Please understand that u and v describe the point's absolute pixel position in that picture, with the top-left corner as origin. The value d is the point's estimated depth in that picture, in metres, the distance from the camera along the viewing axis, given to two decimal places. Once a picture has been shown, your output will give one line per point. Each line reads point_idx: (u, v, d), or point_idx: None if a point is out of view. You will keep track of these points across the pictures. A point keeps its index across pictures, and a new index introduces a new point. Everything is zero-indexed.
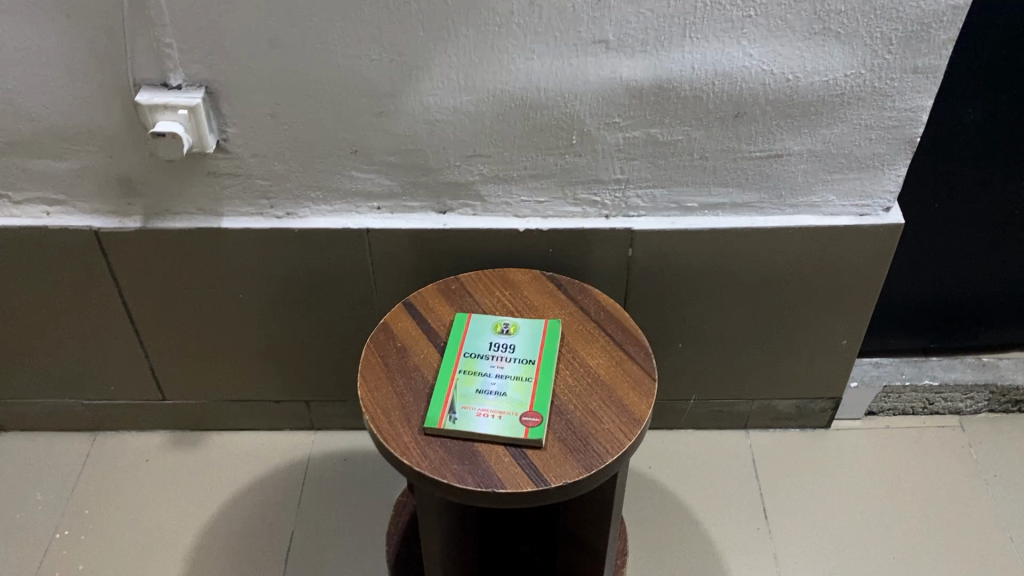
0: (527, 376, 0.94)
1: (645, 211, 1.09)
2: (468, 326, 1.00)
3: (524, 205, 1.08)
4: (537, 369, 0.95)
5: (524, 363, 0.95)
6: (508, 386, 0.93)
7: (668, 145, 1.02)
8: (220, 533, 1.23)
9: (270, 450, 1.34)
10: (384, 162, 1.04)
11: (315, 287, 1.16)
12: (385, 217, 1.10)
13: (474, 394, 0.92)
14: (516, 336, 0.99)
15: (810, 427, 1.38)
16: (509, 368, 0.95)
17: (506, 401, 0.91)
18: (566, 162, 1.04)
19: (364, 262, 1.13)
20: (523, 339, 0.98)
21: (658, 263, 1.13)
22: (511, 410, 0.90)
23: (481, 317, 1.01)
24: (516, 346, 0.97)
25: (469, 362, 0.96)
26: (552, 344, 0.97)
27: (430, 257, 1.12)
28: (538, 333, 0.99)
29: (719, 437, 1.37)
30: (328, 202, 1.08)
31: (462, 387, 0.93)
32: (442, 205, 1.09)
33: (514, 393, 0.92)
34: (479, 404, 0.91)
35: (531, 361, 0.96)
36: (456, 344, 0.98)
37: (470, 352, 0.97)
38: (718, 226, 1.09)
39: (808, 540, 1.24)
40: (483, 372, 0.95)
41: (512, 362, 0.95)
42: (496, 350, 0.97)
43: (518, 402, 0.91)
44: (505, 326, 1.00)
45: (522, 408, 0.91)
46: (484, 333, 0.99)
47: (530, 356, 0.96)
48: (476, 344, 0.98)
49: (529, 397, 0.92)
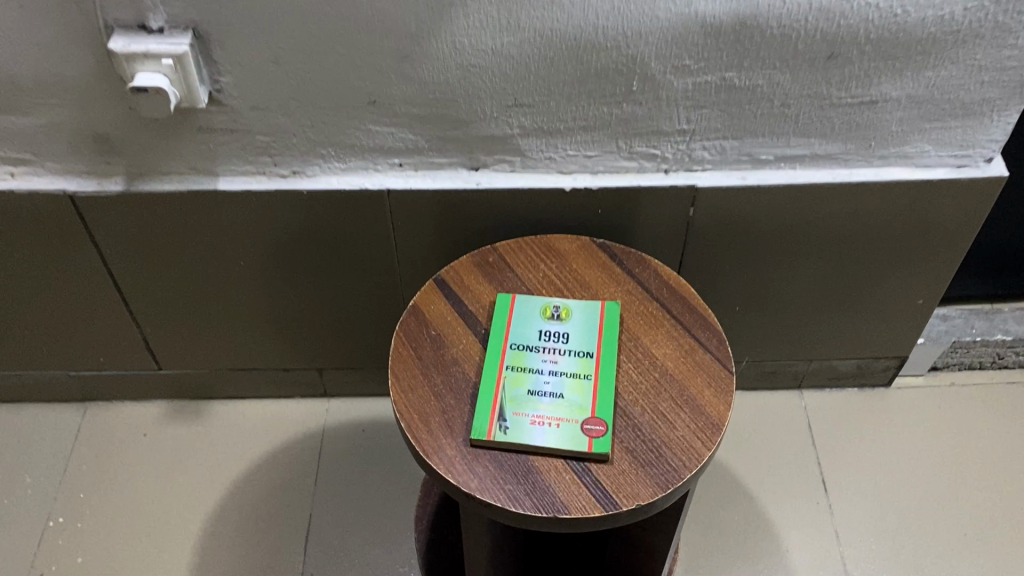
0: (586, 373, 0.81)
1: (711, 165, 0.94)
2: (512, 309, 0.86)
3: (570, 160, 0.93)
4: (597, 364, 0.82)
5: (581, 358, 0.82)
6: (565, 386, 0.80)
7: (744, 91, 0.86)
8: (232, 519, 1.13)
9: (280, 421, 1.22)
10: (407, 113, 0.88)
11: (328, 251, 1.01)
12: (408, 175, 0.94)
13: (526, 397, 0.79)
14: (569, 322, 0.85)
15: (869, 385, 1.26)
16: (565, 363, 0.82)
17: (563, 406, 0.79)
18: (623, 112, 0.88)
19: (384, 224, 0.98)
20: (577, 326, 0.85)
21: (722, 222, 0.98)
22: (570, 417, 0.78)
23: (527, 297, 0.87)
24: (571, 336, 0.84)
25: (517, 357, 0.82)
26: (611, 331, 0.84)
27: (461, 220, 0.97)
28: (594, 318, 0.85)
29: (771, 398, 1.26)
30: (341, 159, 0.93)
31: (510, 388, 0.80)
32: (474, 161, 0.93)
33: (573, 396, 0.80)
34: (533, 409, 0.79)
35: (589, 355, 0.82)
36: (501, 333, 0.84)
37: (517, 344, 0.83)
38: (795, 182, 0.94)
39: (871, 514, 1.14)
40: (533, 368, 0.82)
41: (567, 356, 0.82)
42: (547, 341, 0.84)
43: (577, 407, 0.79)
44: (555, 309, 0.86)
45: (583, 414, 0.78)
46: (532, 320, 0.85)
47: (587, 348, 0.83)
48: (523, 333, 0.84)
49: (590, 399, 0.79)
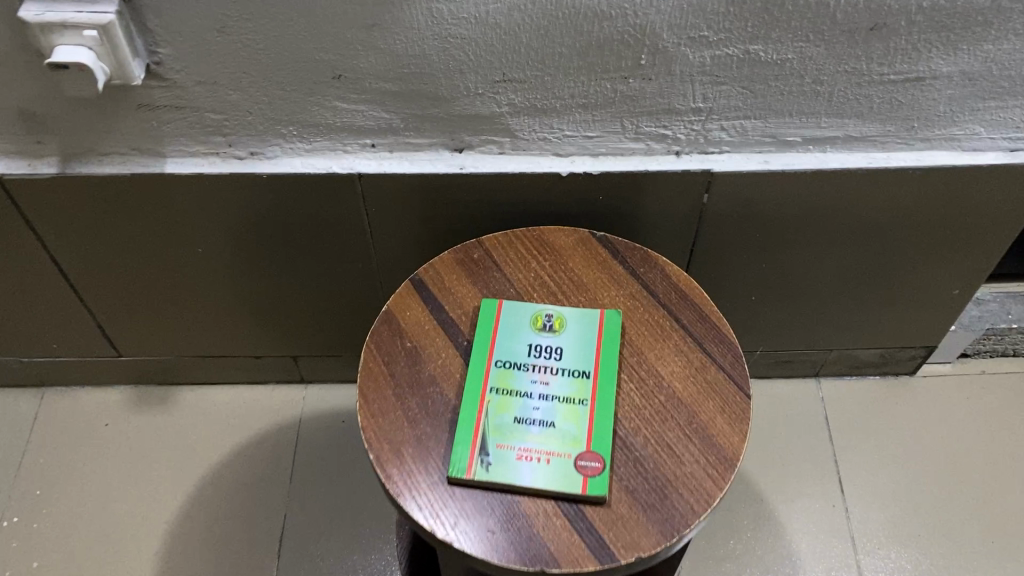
0: (581, 398, 0.71)
1: (729, 147, 0.82)
2: (498, 320, 0.75)
3: (568, 141, 0.81)
4: (594, 387, 0.72)
5: (576, 379, 0.72)
6: (557, 415, 0.70)
7: (770, 66, 0.74)
8: (199, 519, 1.05)
9: (253, 409, 1.13)
10: (377, 89, 0.76)
11: (296, 238, 0.91)
12: (382, 158, 0.83)
13: (512, 427, 0.69)
14: (563, 336, 0.75)
15: (892, 373, 1.16)
16: (557, 387, 0.72)
17: (554, 438, 0.69)
18: (629, 88, 0.76)
19: (356, 211, 0.87)
20: (572, 341, 0.74)
21: (739, 210, 0.87)
22: (562, 452, 0.68)
23: (515, 304, 0.77)
24: (565, 353, 0.74)
25: (502, 378, 0.72)
26: (611, 347, 0.74)
27: (443, 207, 0.86)
28: (592, 330, 0.75)
29: (785, 387, 1.16)
30: (304, 139, 0.81)
31: (494, 416, 0.70)
32: (457, 142, 0.81)
33: (565, 426, 0.70)
34: (519, 442, 0.69)
35: (585, 376, 0.72)
36: (485, 348, 0.74)
37: (503, 362, 0.73)
38: (825, 167, 0.82)
39: (891, 520, 1.05)
40: (521, 391, 0.72)
41: (560, 378, 0.72)
42: (538, 358, 0.73)
43: (570, 439, 0.69)
44: (547, 320, 0.75)
45: (577, 448, 0.68)
46: (520, 333, 0.75)
47: (583, 367, 0.73)
48: (510, 348, 0.74)
49: (585, 430, 0.69)
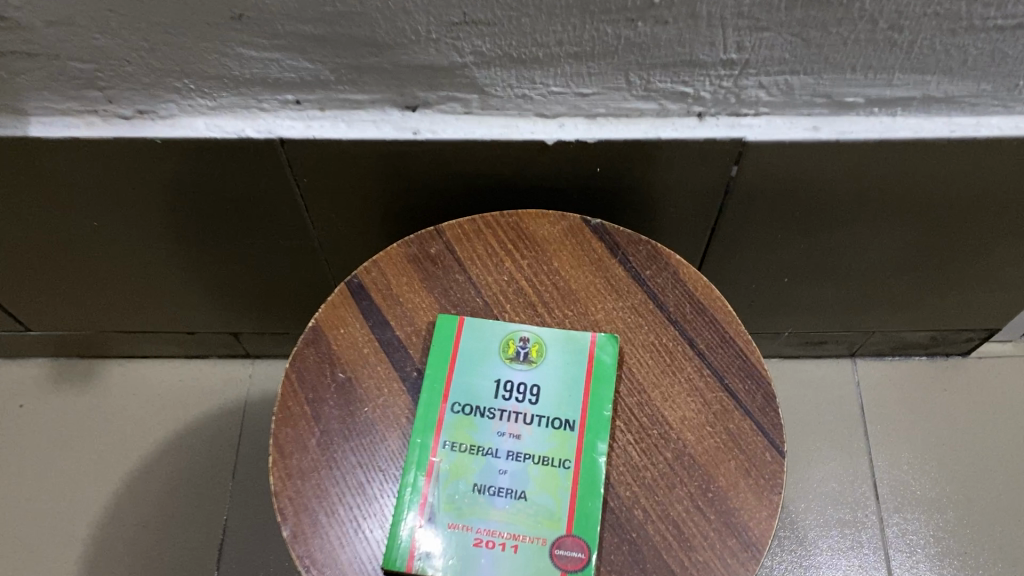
0: (562, 460, 0.55)
1: (768, 107, 0.62)
2: (458, 346, 0.58)
3: (555, 99, 0.61)
4: (580, 443, 0.55)
5: (556, 432, 0.56)
6: (529, 483, 0.54)
7: (834, 8, 0.52)
8: (126, 524, 0.90)
9: (192, 388, 0.97)
10: (294, 34, 0.55)
11: (214, 209, 0.72)
12: (312, 117, 0.63)
13: (470, 501, 0.54)
14: (542, 371, 0.58)
15: (941, 354, 0.99)
16: (531, 442, 0.55)
17: (525, 517, 0.53)
18: (636, 35, 0.55)
19: (284, 182, 0.68)
20: (553, 378, 0.57)
21: (775, 184, 0.68)
22: (534, 536, 0.53)
23: (480, 323, 0.59)
24: (543, 395, 0.57)
25: (460, 429, 0.56)
26: (603, 385, 0.57)
27: (395, 177, 0.67)
28: (579, 362, 0.58)
29: (815, 367, 1.00)
30: (206, 94, 0.61)
31: (447, 484, 0.54)
32: (409, 99, 0.62)
33: (540, 499, 0.54)
34: (479, 522, 0.53)
35: (568, 426, 0.56)
36: (439, 386, 0.57)
37: (462, 406, 0.56)
38: (893, 137, 0.62)
39: (935, 536, 0.90)
40: (484, 449, 0.55)
41: (536, 430, 0.56)
42: (508, 401, 0.57)
43: (545, 518, 0.53)
44: (521, 347, 0.58)
45: (554, 531, 0.53)
46: (486, 365, 0.58)
47: (566, 414, 0.56)
48: (472, 387, 0.57)
49: (566, 504, 0.53)
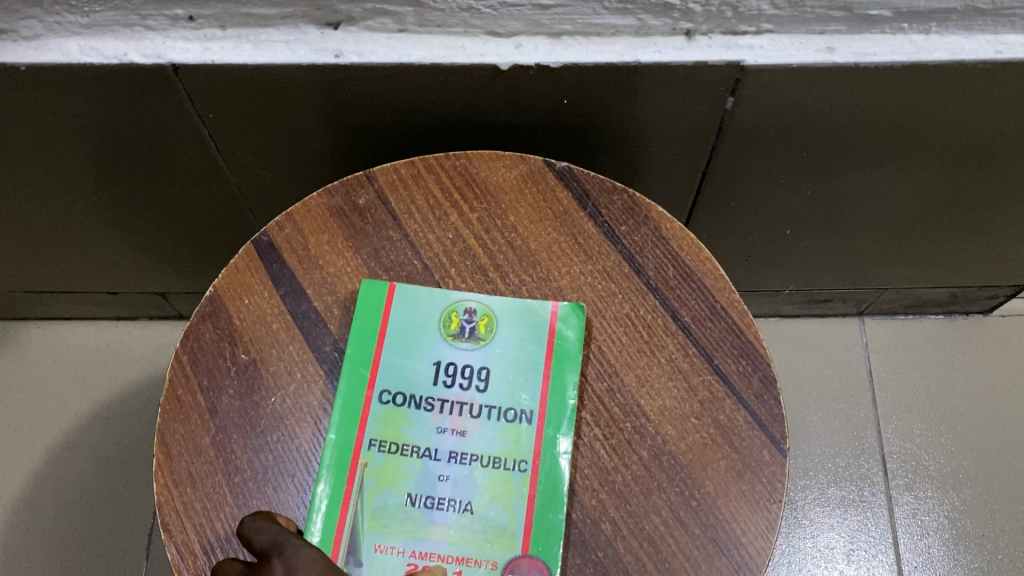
0: (517, 462, 0.45)
1: (773, 23, 0.50)
2: (387, 322, 0.48)
3: (509, 13, 0.49)
4: (538, 440, 0.45)
5: (510, 427, 0.46)
6: (476, 492, 0.44)
7: None
8: (45, 509, 0.80)
9: (120, 354, 0.87)
10: None
11: (110, 152, 0.60)
12: (211, 37, 0.51)
13: (403, 517, 0.44)
14: (492, 351, 0.47)
15: (960, 312, 0.90)
16: (479, 440, 0.45)
17: (471, 535, 0.44)
18: None
19: (187, 118, 0.57)
20: (506, 359, 0.47)
21: (779, 120, 0.57)
22: (482, 560, 0.43)
23: (416, 291, 0.48)
24: (493, 380, 0.47)
25: (389, 426, 0.46)
26: (566, 368, 0.47)
27: (319, 111, 0.56)
28: (537, 339, 0.47)
29: (818, 327, 0.91)
30: (75, 8, 0.49)
31: (374, 495, 0.44)
32: (327, 13, 0.50)
33: (490, 513, 0.44)
34: (413, 543, 0.43)
35: (524, 420, 0.46)
36: (364, 371, 0.47)
37: (394, 395, 0.46)
38: (923, 61, 0.51)
39: (950, 517, 0.82)
40: (420, 449, 0.45)
41: (485, 425, 0.46)
42: (450, 389, 0.47)
43: (496, 536, 0.44)
44: (466, 321, 0.48)
45: (507, 552, 0.43)
46: (424, 343, 0.48)
47: (522, 405, 0.46)
48: (405, 371, 0.47)
49: (521, 518, 0.44)
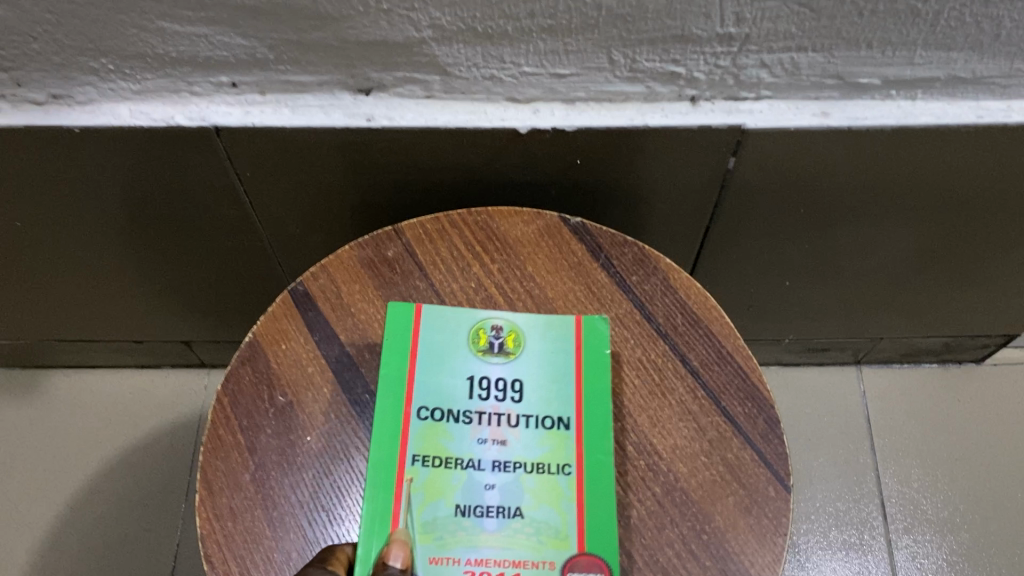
0: (561, 465, 0.48)
1: (771, 91, 0.55)
2: (417, 342, 0.51)
3: (528, 81, 0.53)
4: (579, 443, 0.48)
5: (549, 433, 0.49)
6: (524, 497, 0.47)
7: None
8: (68, 552, 0.82)
9: (143, 400, 0.90)
10: (220, 4, 0.47)
11: (150, 208, 0.64)
12: (251, 102, 0.55)
13: (454, 527, 0.46)
14: (522, 364, 0.50)
15: (954, 362, 0.93)
16: (520, 448, 0.48)
17: (524, 538, 0.46)
18: (620, 5, 0.47)
19: (225, 176, 0.60)
20: (537, 371, 0.50)
21: (777, 178, 0.60)
22: (540, 560, 0.45)
23: (441, 311, 0.52)
24: (526, 391, 0.50)
25: (431, 441, 0.48)
26: (599, 373, 0.50)
27: (347, 170, 0.60)
28: (566, 350, 0.51)
29: (817, 376, 0.94)
30: (128, 76, 0.53)
31: (423, 508, 0.46)
32: (361, 81, 0.54)
33: (540, 516, 0.47)
34: (467, 551, 0.45)
35: (562, 426, 0.49)
36: (401, 390, 0.50)
37: (432, 411, 0.49)
38: (911, 125, 0.55)
39: (949, 560, 0.84)
40: (463, 461, 0.48)
41: (524, 433, 0.49)
42: (485, 401, 0.50)
43: (549, 537, 0.46)
44: (494, 337, 0.51)
45: (563, 551, 0.46)
46: (457, 360, 0.50)
47: (558, 412, 0.49)
48: (441, 387, 0.50)
49: (572, 518, 0.46)
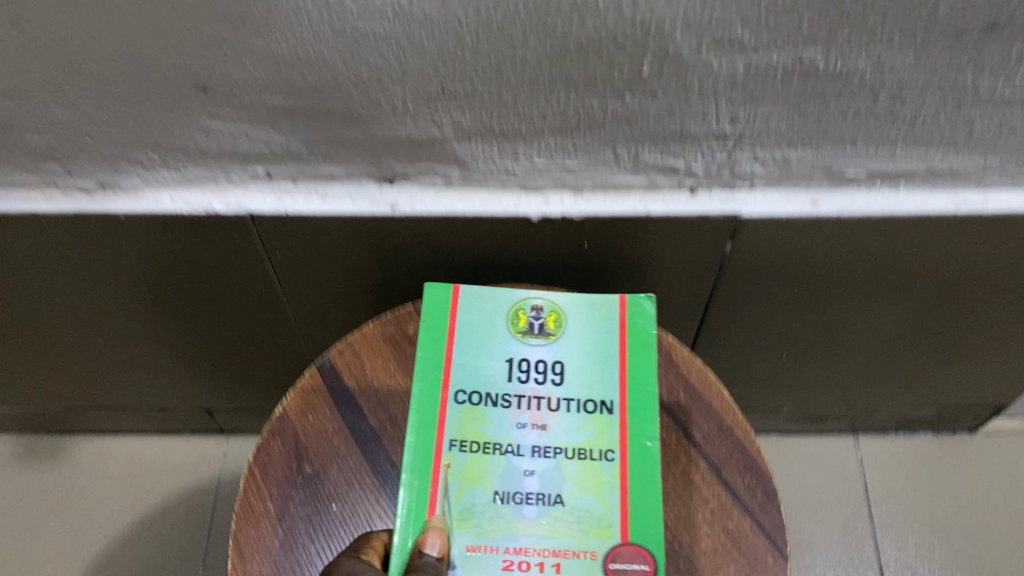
0: (603, 451, 0.51)
1: (764, 183, 0.59)
2: (452, 329, 0.54)
3: (540, 173, 0.58)
4: (622, 428, 0.52)
5: (592, 417, 0.52)
6: (566, 484, 0.50)
7: (832, 79, 0.50)
8: None
9: (164, 466, 0.93)
10: (263, 105, 0.52)
11: (185, 287, 0.69)
12: (283, 190, 0.60)
13: (491, 514, 0.49)
14: (563, 347, 0.54)
15: (948, 431, 0.96)
16: (560, 433, 0.51)
17: (565, 527, 0.49)
18: (623, 107, 0.52)
19: (256, 258, 0.65)
20: (578, 355, 0.54)
21: (771, 261, 0.65)
22: (581, 550, 0.48)
23: (480, 293, 0.55)
24: (566, 373, 0.53)
25: (468, 426, 0.51)
26: (642, 359, 0.54)
27: (370, 251, 0.64)
28: (610, 336, 0.54)
29: (816, 445, 0.97)
30: (171, 165, 0.58)
31: (460, 495, 0.49)
32: (386, 170, 0.58)
33: (581, 504, 0.50)
34: (506, 540, 0.48)
35: (606, 410, 0.52)
36: (437, 375, 0.53)
37: (469, 394, 0.52)
38: (896, 213, 0.60)
39: None
40: (502, 446, 0.51)
41: (565, 418, 0.52)
42: (525, 384, 0.53)
43: (591, 525, 0.49)
44: (534, 319, 0.54)
45: (606, 540, 0.49)
46: (497, 343, 0.54)
47: (601, 396, 0.52)
48: (480, 370, 0.53)
49: (615, 507, 0.49)
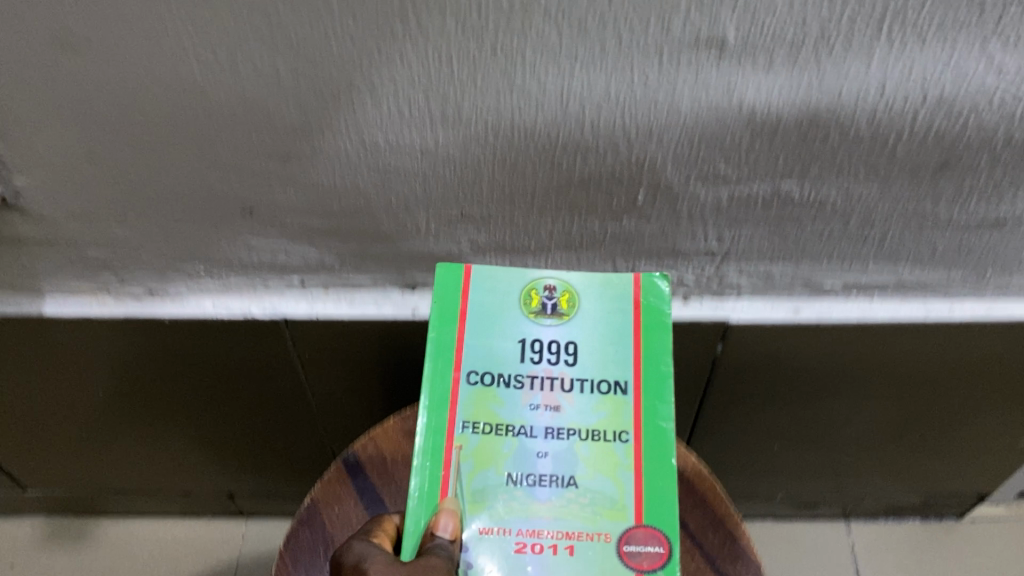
0: (617, 433, 0.50)
1: (750, 292, 0.65)
2: (466, 308, 0.53)
3: None
4: (636, 409, 0.51)
5: (605, 398, 0.51)
6: (579, 466, 0.50)
7: (806, 207, 0.57)
8: None
9: (185, 548, 0.98)
10: (301, 226, 0.59)
11: (219, 381, 0.74)
12: (315, 296, 0.66)
13: (505, 496, 0.49)
14: (576, 326, 0.53)
15: (935, 517, 1.01)
16: (574, 415, 0.51)
17: (579, 508, 0.49)
18: (622, 229, 0.58)
19: (287, 356, 0.71)
20: (591, 333, 0.53)
21: (759, 361, 0.71)
22: (595, 532, 0.48)
23: (492, 273, 0.54)
24: (580, 354, 0.52)
25: (481, 407, 0.51)
26: (656, 338, 0.53)
27: (392, 351, 0.70)
28: (624, 310, 0.53)
29: (808, 529, 1.01)
30: (216, 276, 0.64)
31: (473, 476, 0.49)
32: (408, 280, 0.64)
33: (595, 485, 0.49)
34: (521, 522, 0.48)
35: (619, 390, 0.51)
36: (451, 355, 0.52)
37: (482, 374, 0.52)
38: (871, 320, 0.66)
39: None
40: (515, 428, 0.50)
41: (578, 400, 0.51)
42: (538, 365, 0.52)
43: (605, 508, 0.49)
44: (546, 299, 0.53)
45: (620, 522, 0.48)
46: (509, 321, 0.53)
47: (613, 376, 0.52)
48: (492, 351, 0.52)
49: (628, 489, 0.49)
